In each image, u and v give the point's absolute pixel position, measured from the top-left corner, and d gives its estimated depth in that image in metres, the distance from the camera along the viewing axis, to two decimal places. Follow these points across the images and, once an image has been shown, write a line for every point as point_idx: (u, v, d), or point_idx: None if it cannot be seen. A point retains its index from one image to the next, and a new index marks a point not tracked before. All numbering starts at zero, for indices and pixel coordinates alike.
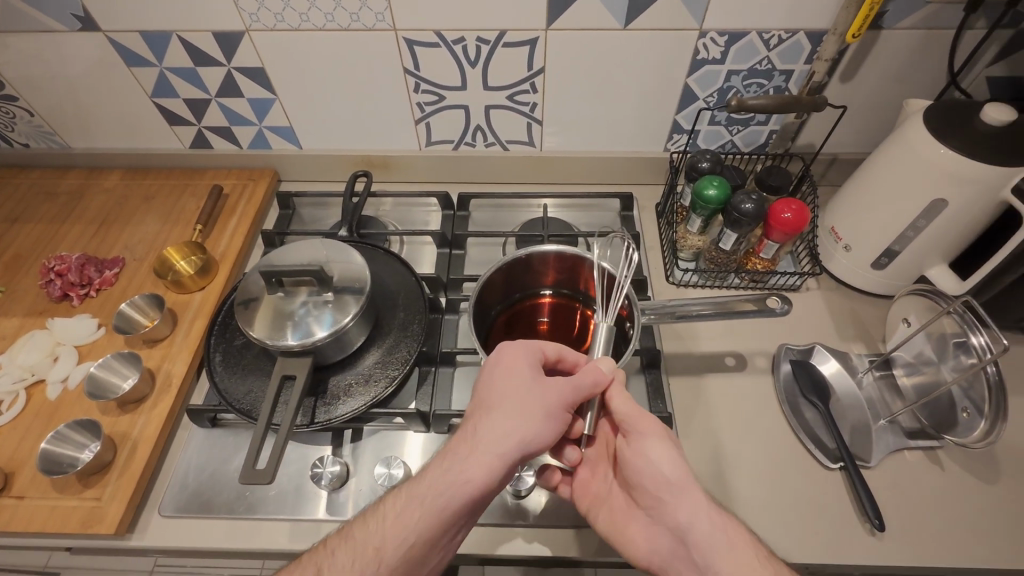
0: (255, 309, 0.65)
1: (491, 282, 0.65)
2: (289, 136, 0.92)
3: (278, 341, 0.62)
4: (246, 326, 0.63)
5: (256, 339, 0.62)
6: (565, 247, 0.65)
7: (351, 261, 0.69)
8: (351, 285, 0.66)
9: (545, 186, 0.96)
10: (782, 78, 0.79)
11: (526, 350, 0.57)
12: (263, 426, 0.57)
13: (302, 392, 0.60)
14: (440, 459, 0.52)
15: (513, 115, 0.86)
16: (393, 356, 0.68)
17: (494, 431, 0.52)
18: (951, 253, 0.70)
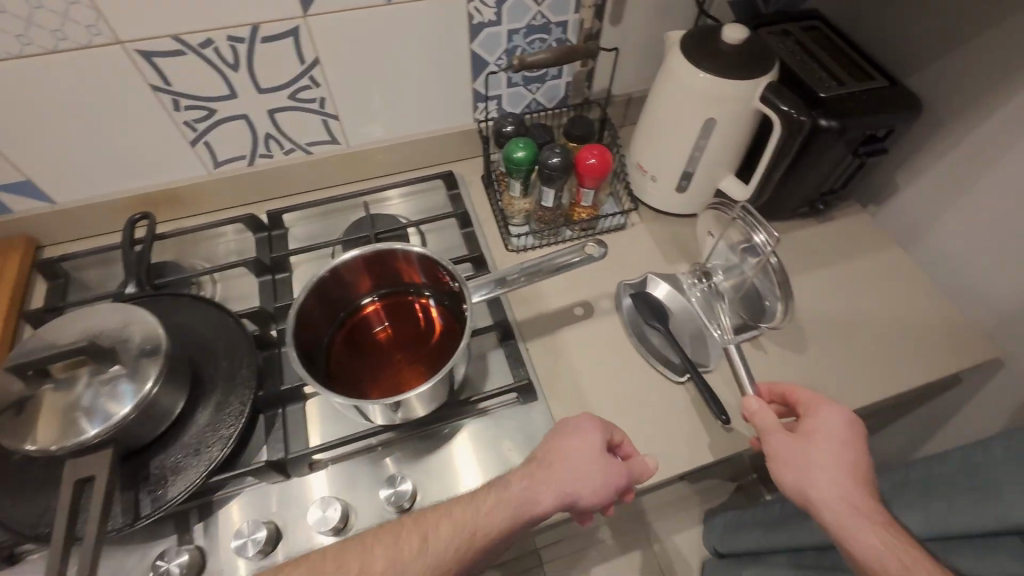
0: (23, 413, 0.52)
1: (305, 310, 0.59)
2: (33, 193, 0.75)
3: (66, 443, 0.51)
4: (14, 438, 0.51)
5: (35, 450, 0.51)
6: (366, 248, 0.60)
7: (137, 322, 0.58)
8: (146, 349, 0.56)
9: (366, 182, 0.91)
10: (560, 30, 0.80)
11: (594, 427, 0.57)
12: (62, 541, 0.49)
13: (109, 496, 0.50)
14: (445, 526, 0.51)
15: (304, 115, 0.79)
16: (224, 412, 0.60)
17: (545, 487, 0.53)
18: (733, 164, 0.78)
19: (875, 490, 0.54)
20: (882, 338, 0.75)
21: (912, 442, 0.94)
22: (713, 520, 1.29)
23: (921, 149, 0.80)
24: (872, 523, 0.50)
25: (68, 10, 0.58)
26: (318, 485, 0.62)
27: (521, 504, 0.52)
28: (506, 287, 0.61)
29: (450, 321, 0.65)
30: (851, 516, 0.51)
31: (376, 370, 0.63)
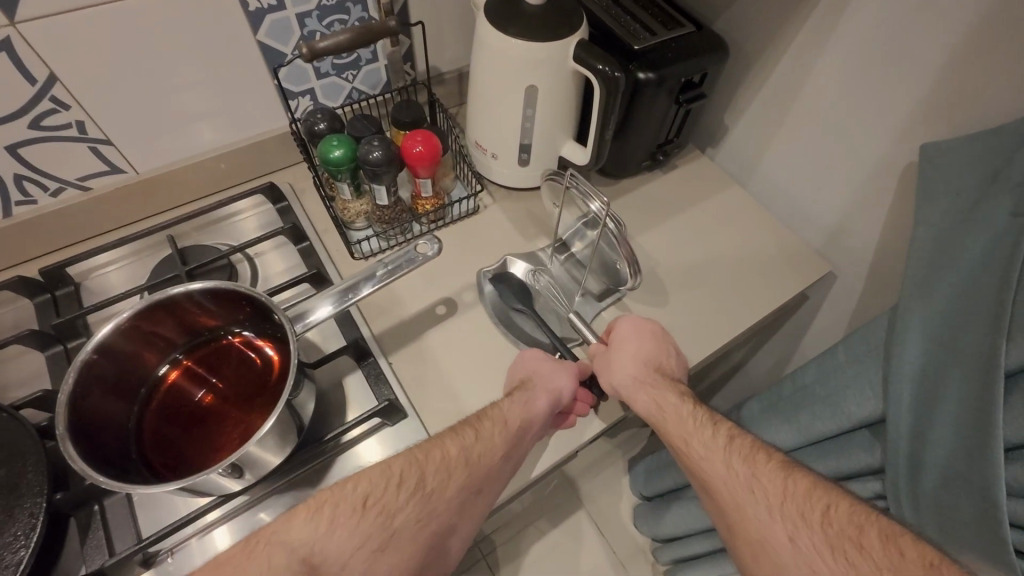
0: None
1: (80, 396, 0.48)
2: None
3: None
4: None
5: None
6: (137, 301, 0.50)
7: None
8: None
9: (175, 210, 0.77)
10: (360, 8, 0.72)
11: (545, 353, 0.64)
12: None
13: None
14: (370, 515, 0.48)
15: (61, 144, 0.64)
16: (10, 533, 0.48)
17: (549, 378, 0.60)
18: (568, 129, 0.76)
19: (669, 376, 0.63)
20: (734, 274, 0.78)
21: (783, 358, 1.02)
22: (635, 469, 1.34)
23: (738, 87, 0.83)
24: (650, 387, 0.60)
25: None
26: None
27: (462, 463, 0.53)
28: (354, 296, 0.55)
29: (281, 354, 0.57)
30: (637, 387, 0.60)
31: (202, 437, 0.54)
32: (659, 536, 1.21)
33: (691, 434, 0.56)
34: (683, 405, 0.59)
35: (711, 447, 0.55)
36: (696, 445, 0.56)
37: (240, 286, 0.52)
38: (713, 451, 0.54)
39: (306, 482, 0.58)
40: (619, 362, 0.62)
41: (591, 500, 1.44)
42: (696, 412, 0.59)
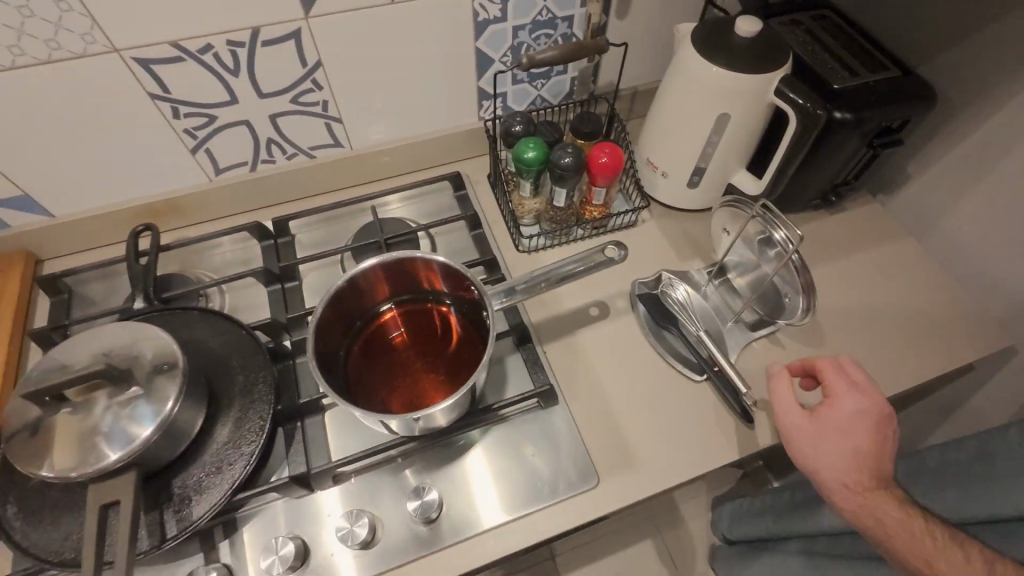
0: (42, 438, 0.51)
1: (324, 322, 0.58)
2: (28, 206, 0.73)
3: (82, 470, 0.50)
4: (36, 465, 0.50)
5: (58, 476, 0.50)
6: (384, 255, 0.59)
7: (148, 339, 0.57)
8: (160, 367, 0.55)
9: (372, 184, 0.89)
10: (566, 25, 0.78)
11: None
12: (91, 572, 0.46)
13: (130, 525, 0.48)
14: None
15: (306, 118, 0.77)
16: (244, 429, 0.59)
17: None
18: (744, 158, 0.77)
19: (879, 460, 0.56)
20: (895, 332, 0.75)
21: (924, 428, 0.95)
22: (723, 508, 1.30)
23: (931, 137, 0.80)
24: (858, 472, 0.55)
25: (59, 19, 0.56)
26: (341, 498, 0.61)
27: None
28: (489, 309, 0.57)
29: (468, 325, 0.65)
30: (840, 466, 0.56)
31: (397, 381, 0.62)
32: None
33: (895, 529, 0.52)
34: (887, 497, 0.54)
35: (917, 543, 0.51)
36: (897, 539, 0.52)
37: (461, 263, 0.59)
38: (916, 548, 0.51)
39: (460, 444, 0.65)
40: (821, 436, 0.57)
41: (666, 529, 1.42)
42: (903, 505, 0.54)
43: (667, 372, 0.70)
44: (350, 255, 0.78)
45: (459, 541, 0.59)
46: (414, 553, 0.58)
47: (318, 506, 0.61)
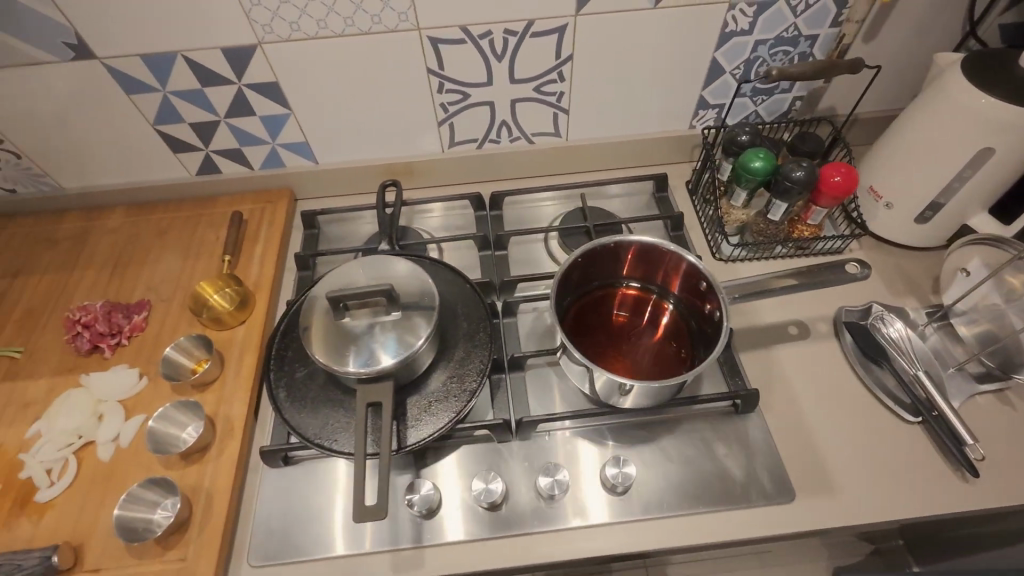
0: (322, 331, 0.61)
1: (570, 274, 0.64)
2: (303, 152, 0.87)
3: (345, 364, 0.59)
4: (313, 349, 0.60)
5: (326, 364, 0.59)
6: (650, 236, 0.64)
7: (410, 274, 0.65)
8: (422, 303, 0.63)
9: (574, 176, 0.94)
10: (807, 44, 0.79)
11: None
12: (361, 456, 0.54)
13: (392, 420, 0.56)
14: None
15: (540, 106, 0.84)
16: (466, 368, 0.66)
17: None
18: (992, 200, 0.72)
19: None
20: None
21: None
22: None
23: None
24: None
25: None
26: (535, 453, 0.65)
27: None
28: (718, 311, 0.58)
29: (682, 329, 0.68)
30: None
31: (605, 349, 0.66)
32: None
33: None
34: None
35: None
36: None
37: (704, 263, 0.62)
38: None
39: (648, 429, 0.67)
40: None
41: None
42: None
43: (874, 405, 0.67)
44: (555, 236, 0.84)
45: (648, 518, 0.61)
46: (600, 520, 0.61)
47: (513, 456, 0.65)
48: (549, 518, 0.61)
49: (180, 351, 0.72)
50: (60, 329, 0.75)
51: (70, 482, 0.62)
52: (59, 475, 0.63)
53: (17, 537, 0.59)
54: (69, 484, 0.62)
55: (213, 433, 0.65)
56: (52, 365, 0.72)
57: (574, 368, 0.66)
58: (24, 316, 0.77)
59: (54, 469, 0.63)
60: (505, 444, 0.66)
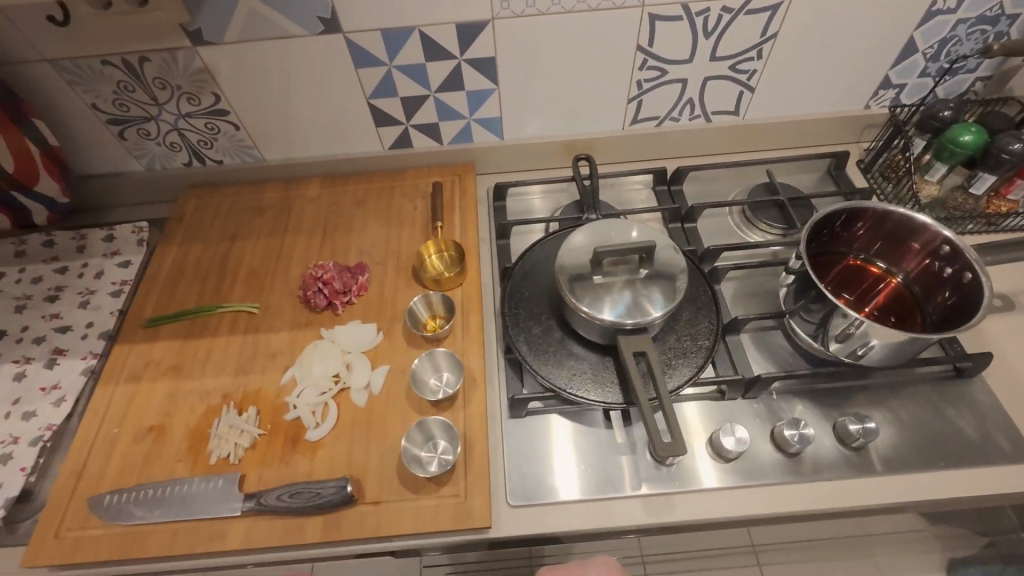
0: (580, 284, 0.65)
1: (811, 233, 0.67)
2: (493, 128, 0.91)
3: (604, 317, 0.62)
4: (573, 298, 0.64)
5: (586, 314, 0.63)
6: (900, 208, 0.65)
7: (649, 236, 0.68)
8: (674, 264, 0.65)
9: (743, 155, 0.97)
10: (1007, 23, 0.80)
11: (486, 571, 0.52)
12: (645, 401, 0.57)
13: (662, 372, 0.60)
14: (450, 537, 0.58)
15: (730, 84, 0.86)
16: (696, 327, 0.69)
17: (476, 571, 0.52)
18: None
19: None
20: None
21: None
22: None
23: None
24: None
25: None
26: (761, 409, 0.67)
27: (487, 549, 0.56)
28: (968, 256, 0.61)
29: (907, 305, 0.69)
30: None
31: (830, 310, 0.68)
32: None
33: None
34: None
35: None
36: None
37: (954, 235, 0.63)
38: None
39: (871, 391, 0.68)
40: None
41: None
42: None
43: None
44: (742, 210, 0.87)
45: (890, 473, 0.63)
46: (842, 473, 0.63)
47: (745, 414, 0.67)
48: (794, 470, 0.63)
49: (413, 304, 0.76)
50: (287, 287, 0.80)
51: (334, 423, 0.66)
52: (322, 417, 0.67)
53: (298, 470, 0.63)
54: (333, 425, 0.66)
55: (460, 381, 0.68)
56: (288, 319, 0.76)
57: (804, 327, 0.71)
58: (249, 274, 0.82)
59: (317, 411, 0.67)
60: (736, 402, 0.68)
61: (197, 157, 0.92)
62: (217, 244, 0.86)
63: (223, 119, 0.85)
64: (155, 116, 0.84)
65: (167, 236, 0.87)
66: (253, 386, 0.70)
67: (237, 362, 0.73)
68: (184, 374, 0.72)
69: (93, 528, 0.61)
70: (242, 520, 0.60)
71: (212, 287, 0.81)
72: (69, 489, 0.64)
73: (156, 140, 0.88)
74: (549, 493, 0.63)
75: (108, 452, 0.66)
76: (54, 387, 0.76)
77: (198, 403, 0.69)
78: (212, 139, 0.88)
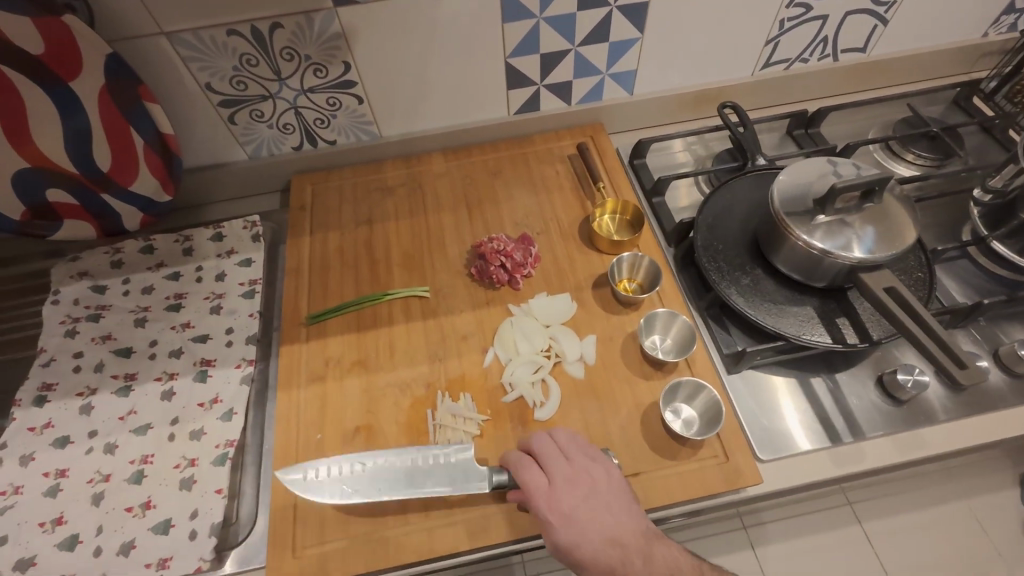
0: (799, 216, 0.64)
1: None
2: (625, 83, 0.86)
3: (827, 247, 0.62)
4: (791, 230, 0.64)
5: (804, 244, 0.63)
6: None
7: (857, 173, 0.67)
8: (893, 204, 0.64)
9: (861, 94, 0.96)
10: None
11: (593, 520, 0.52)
12: (917, 334, 0.56)
13: (921, 306, 0.58)
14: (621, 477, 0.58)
15: (867, 19, 0.84)
16: (906, 261, 0.68)
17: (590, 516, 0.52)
18: None
19: None
20: None
21: None
22: None
23: None
24: None
25: None
26: (973, 336, 0.68)
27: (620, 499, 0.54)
28: None
29: None
30: None
31: None
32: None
33: None
34: None
35: None
36: None
37: None
38: None
39: None
40: None
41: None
42: None
43: None
44: (885, 146, 0.86)
45: None
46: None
47: (964, 343, 0.68)
48: None
49: (607, 264, 0.73)
50: (452, 266, 0.75)
51: (561, 400, 0.63)
52: (547, 396, 0.63)
53: None
54: (561, 402, 0.63)
55: (680, 344, 0.67)
56: (467, 299, 0.71)
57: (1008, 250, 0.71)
58: (405, 258, 0.76)
59: (538, 390, 0.64)
60: (951, 332, 0.68)
61: (309, 138, 0.84)
62: (356, 230, 0.79)
63: (348, 92, 0.78)
64: (274, 93, 0.75)
65: (294, 227, 0.80)
66: (456, 373, 0.66)
67: (427, 350, 0.68)
68: (374, 369, 0.66)
69: (334, 541, 0.56)
70: (499, 511, 0.57)
71: (368, 274, 0.75)
72: (290, 504, 0.58)
73: (268, 121, 0.79)
74: (802, 442, 0.62)
75: (320, 459, 0.61)
76: (217, 400, 0.69)
77: (401, 396, 0.64)
78: (330, 116, 0.81)
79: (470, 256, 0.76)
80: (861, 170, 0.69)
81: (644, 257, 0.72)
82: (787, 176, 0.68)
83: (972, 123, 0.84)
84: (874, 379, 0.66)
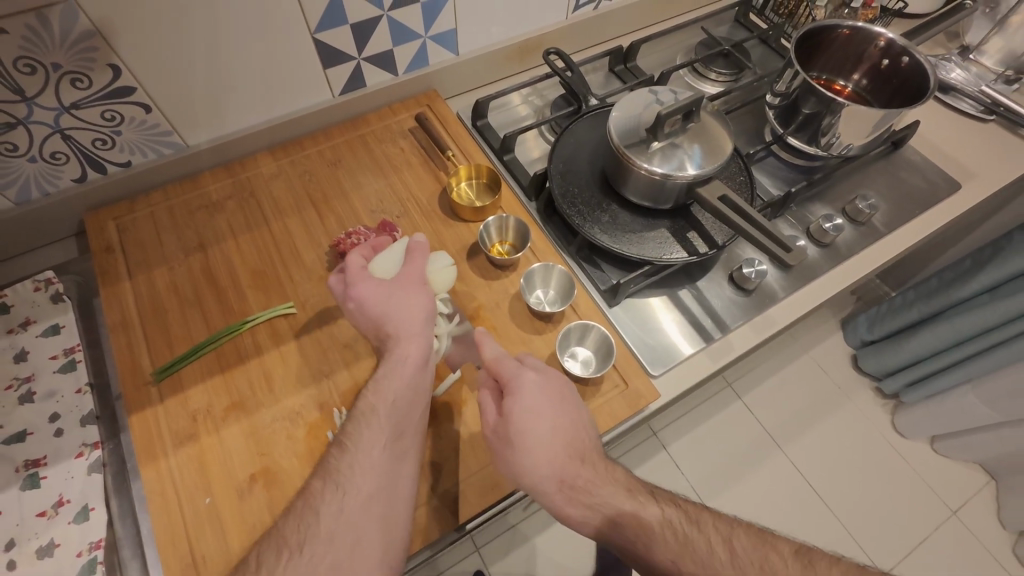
0: (637, 150, 0.68)
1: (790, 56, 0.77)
2: (448, 43, 0.83)
3: (665, 171, 0.67)
4: (635, 162, 0.67)
5: (648, 174, 0.67)
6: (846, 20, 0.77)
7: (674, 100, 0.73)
8: (707, 120, 0.72)
9: (663, 24, 1.04)
10: None
11: (541, 406, 0.55)
12: (752, 232, 0.63)
13: (747, 206, 0.66)
14: None
15: None
16: (729, 167, 0.76)
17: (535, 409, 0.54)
18: None
19: None
20: None
21: None
22: (860, 320, 1.62)
23: None
24: None
25: None
26: (790, 222, 0.79)
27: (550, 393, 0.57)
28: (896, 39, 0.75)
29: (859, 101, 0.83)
30: None
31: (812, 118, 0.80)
32: (904, 357, 1.47)
33: None
34: None
35: None
36: None
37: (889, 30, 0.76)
38: None
39: (847, 181, 0.84)
40: None
41: (817, 347, 1.68)
42: None
43: (966, 123, 0.92)
44: (692, 68, 0.94)
45: (890, 229, 0.79)
46: (867, 242, 0.78)
47: (790, 228, 0.79)
48: (837, 256, 0.77)
49: (476, 232, 0.72)
50: (314, 274, 0.68)
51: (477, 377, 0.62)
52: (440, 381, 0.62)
53: (454, 437, 0.59)
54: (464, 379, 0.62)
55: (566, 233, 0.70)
56: (339, 304, 0.66)
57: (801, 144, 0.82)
58: (257, 276, 0.68)
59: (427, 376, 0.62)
60: (773, 222, 0.79)
61: (94, 165, 0.69)
62: (188, 259, 0.68)
63: (128, 101, 0.64)
64: (23, 118, 0.60)
65: (106, 274, 0.67)
66: (349, 384, 0.61)
67: (310, 369, 0.62)
68: (253, 408, 0.59)
69: None
70: (432, 509, 0.56)
71: (218, 305, 0.66)
72: None
73: (28, 154, 0.64)
74: (683, 351, 0.68)
75: (216, 525, 0.53)
76: (64, 502, 0.57)
77: (294, 427, 0.58)
78: (113, 133, 0.67)
79: (331, 257, 0.70)
80: (676, 93, 0.75)
81: (510, 218, 0.72)
82: (625, 109, 0.72)
83: (752, 38, 0.96)
84: (727, 277, 0.74)
